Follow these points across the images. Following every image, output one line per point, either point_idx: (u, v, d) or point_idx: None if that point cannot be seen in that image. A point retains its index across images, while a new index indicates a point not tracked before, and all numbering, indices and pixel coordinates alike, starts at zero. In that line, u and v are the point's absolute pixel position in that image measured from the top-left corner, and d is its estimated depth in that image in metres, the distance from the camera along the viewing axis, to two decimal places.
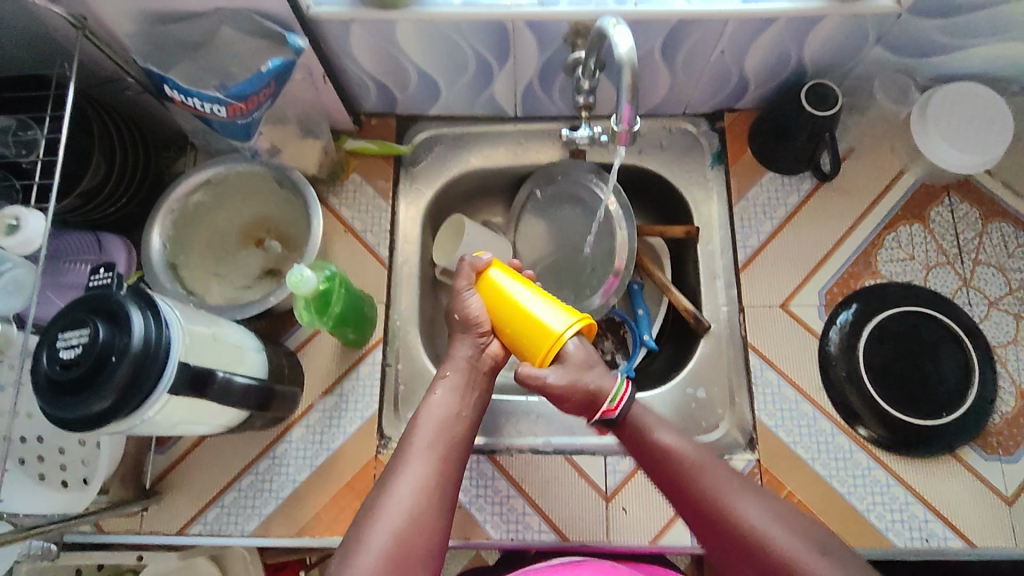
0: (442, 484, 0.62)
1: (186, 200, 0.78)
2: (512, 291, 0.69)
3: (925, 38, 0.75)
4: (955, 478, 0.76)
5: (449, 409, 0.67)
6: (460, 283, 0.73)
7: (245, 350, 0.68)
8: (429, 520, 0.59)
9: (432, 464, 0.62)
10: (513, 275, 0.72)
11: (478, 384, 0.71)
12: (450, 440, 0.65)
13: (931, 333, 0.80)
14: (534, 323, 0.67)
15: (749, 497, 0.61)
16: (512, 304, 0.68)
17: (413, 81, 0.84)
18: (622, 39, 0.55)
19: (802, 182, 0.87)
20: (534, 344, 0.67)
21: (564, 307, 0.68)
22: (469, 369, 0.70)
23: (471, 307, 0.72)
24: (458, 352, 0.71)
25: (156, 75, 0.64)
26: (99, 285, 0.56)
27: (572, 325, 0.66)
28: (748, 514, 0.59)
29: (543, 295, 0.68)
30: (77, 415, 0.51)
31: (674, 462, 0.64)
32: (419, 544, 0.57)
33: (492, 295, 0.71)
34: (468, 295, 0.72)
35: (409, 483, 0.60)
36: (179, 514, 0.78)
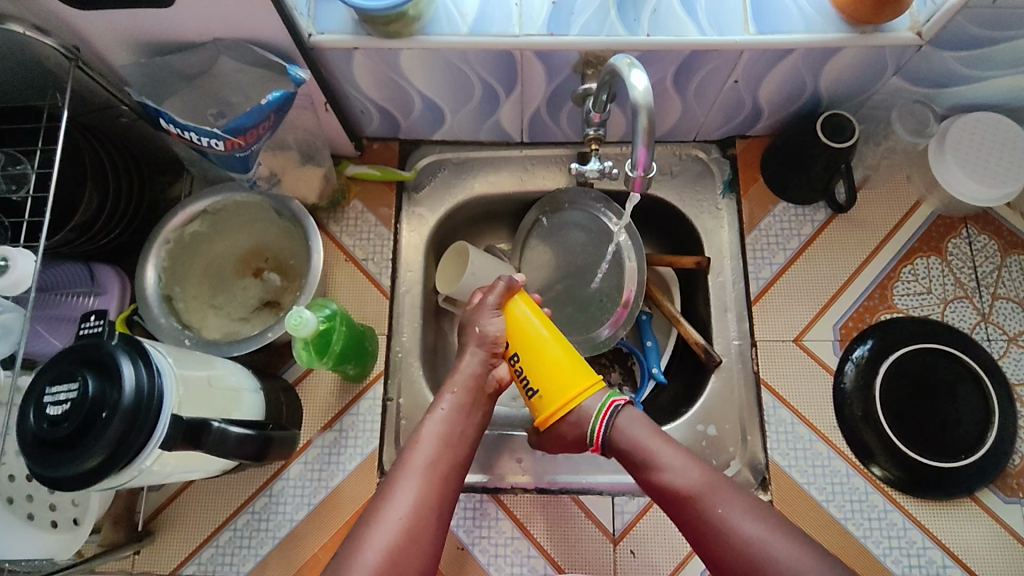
0: (439, 505, 0.61)
1: (182, 230, 0.76)
2: (536, 330, 0.69)
3: (944, 70, 0.73)
4: (974, 522, 0.74)
5: (450, 429, 0.66)
6: (488, 300, 0.71)
7: (242, 393, 0.66)
8: (422, 544, 0.58)
9: (430, 484, 0.61)
10: (540, 312, 0.70)
11: (481, 404, 0.69)
12: (449, 462, 0.64)
13: (949, 370, 0.77)
14: (553, 374, 0.67)
15: (745, 512, 0.59)
16: (536, 349, 0.68)
17: (418, 108, 0.82)
18: (637, 79, 0.53)
19: (816, 213, 0.85)
20: (552, 396, 0.67)
21: (584, 366, 0.68)
22: (474, 388, 0.69)
23: (489, 328, 0.70)
24: (464, 367, 0.69)
25: (152, 109, 0.62)
26: (89, 334, 0.53)
27: (588, 389, 0.67)
28: (745, 533, 0.58)
29: (567, 349, 0.68)
30: (65, 474, 0.49)
31: (669, 482, 0.62)
32: (410, 569, 0.57)
33: (516, 325, 0.70)
34: (490, 315, 0.70)
35: (406, 501, 0.60)
36: (173, 555, 0.76)
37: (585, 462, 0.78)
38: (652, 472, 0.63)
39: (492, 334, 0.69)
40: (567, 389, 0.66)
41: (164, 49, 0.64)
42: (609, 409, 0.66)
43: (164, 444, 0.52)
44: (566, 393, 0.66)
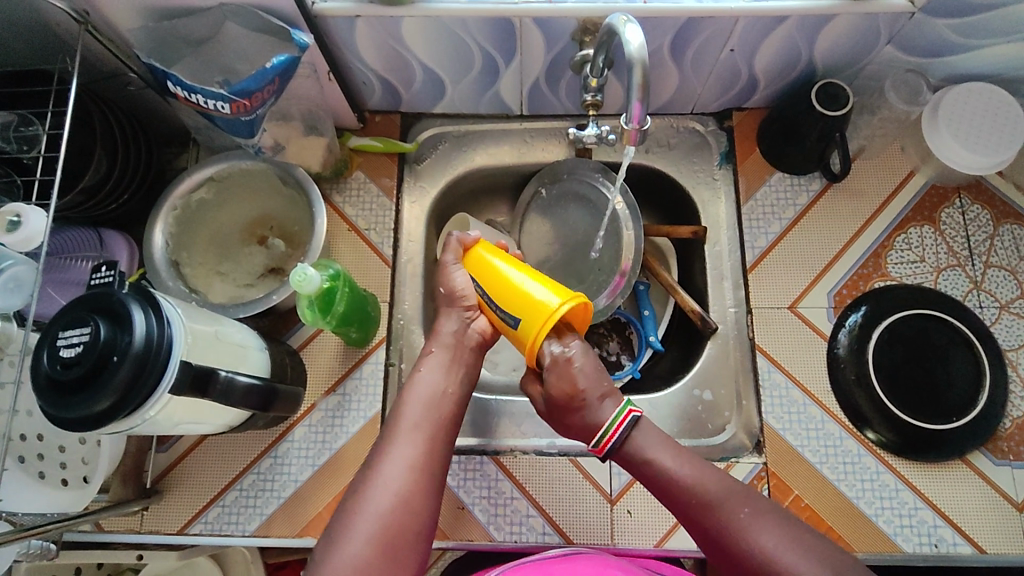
0: (430, 461, 0.62)
1: (188, 197, 0.77)
2: (498, 267, 0.68)
3: (936, 38, 0.74)
4: (965, 483, 0.75)
5: (436, 386, 0.67)
6: (448, 258, 0.73)
7: (247, 350, 0.67)
8: (418, 500, 0.59)
9: (419, 445, 0.63)
10: (501, 254, 0.70)
11: (464, 359, 0.70)
12: (438, 417, 0.66)
13: (941, 336, 0.79)
14: (526, 301, 0.64)
15: (764, 520, 0.58)
16: (507, 284, 0.66)
17: (419, 79, 0.83)
18: (632, 35, 0.54)
19: (811, 182, 0.86)
20: (530, 319, 0.64)
21: (553, 284, 0.65)
22: (455, 346, 0.70)
23: (457, 283, 0.71)
24: (444, 328, 0.71)
25: (160, 71, 0.64)
26: (100, 284, 0.54)
27: (566, 301, 0.63)
28: (764, 543, 0.56)
29: (534, 276, 0.66)
30: (77, 415, 0.50)
31: (683, 491, 0.61)
32: (409, 527, 0.58)
33: (479, 271, 0.70)
34: (456, 270, 0.72)
35: (397, 460, 0.61)
36: (180, 514, 0.77)
37: None
38: (666, 486, 0.62)
39: (461, 288, 0.71)
40: (543, 307, 0.63)
41: (171, 14, 0.65)
42: (626, 419, 0.65)
43: (172, 390, 0.53)
44: (540, 311, 0.63)
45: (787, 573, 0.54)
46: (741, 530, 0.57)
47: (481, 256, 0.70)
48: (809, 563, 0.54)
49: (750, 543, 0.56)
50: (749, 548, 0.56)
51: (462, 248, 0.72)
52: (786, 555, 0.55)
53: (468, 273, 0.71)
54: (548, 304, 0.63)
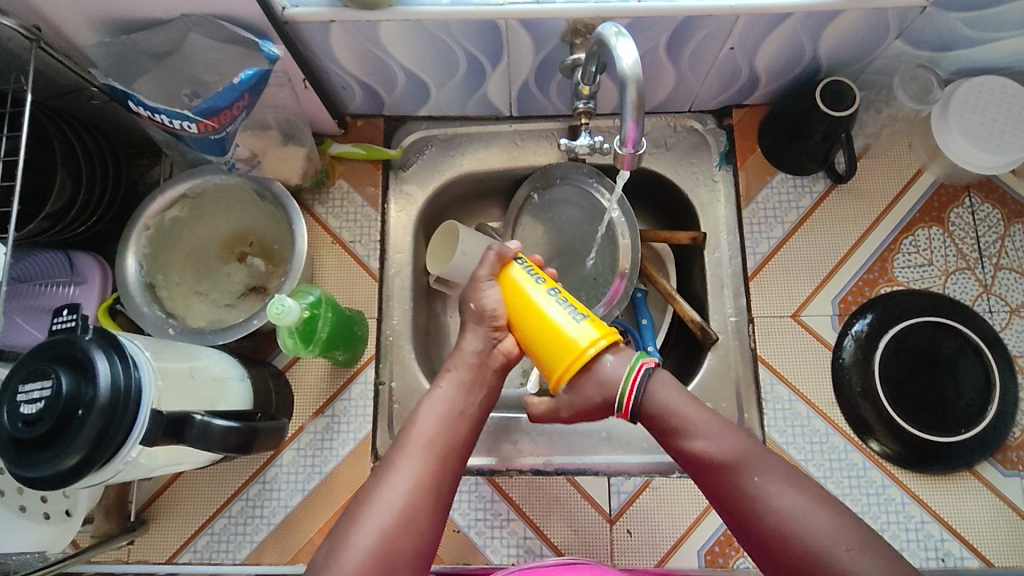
0: (437, 484, 0.59)
1: (162, 215, 0.74)
2: (534, 288, 0.64)
3: (947, 32, 0.70)
4: (972, 495, 0.73)
5: (452, 406, 0.64)
6: (482, 273, 0.67)
7: (227, 383, 0.64)
8: (419, 522, 0.57)
9: (427, 464, 0.59)
10: (536, 274, 0.66)
11: (486, 380, 0.66)
12: (453, 439, 0.62)
13: (949, 344, 0.76)
14: (556, 336, 0.60)
15: (782, 481, 0.55)
16: (536, 312, 0.62)
17: (401, 83, 0.79)
18: (625, 50, 0.50)
19: (815, 183, 0.83)
20: (555, 356, 0.60)
21: (591, 316, 0.61)
22: (476, 365, 0.66)
23: (488, 301, 0.66)
24: (467, 345, 0.67)
25: (119, 91, 0.59)
26: (62, 329, 0.51)
27: (599, 342, 0.58)
28: (780, 503, 0.54)
29: (566, 300, 0.62)
30: (45, 475, 0.48)
31: (704, 452, 0.58)
32: (408, 548, 0.55)
33: (511, 292, 0.65)
34: (489, 287, 0.67)
35: (402, 480, 0.58)
36: (168, 544, 0.75)
37: (580, 445, 0.78)
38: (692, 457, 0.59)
39: (490, 307, 0.66)
40: (570, 343, 0.59)
41: (129, 27, 0.61)
42: (639, 371, 0.60)
43: (144, 440, 0.51)
44: (569, 351, 0.59)
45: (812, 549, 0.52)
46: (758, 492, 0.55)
47: (513, 275, 0.66)
48: (825, 526, 0.52)
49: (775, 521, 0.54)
50: (763, 510, 0.54)
51: (499, 261, 0.67)
52: (804, 516, 0.53)
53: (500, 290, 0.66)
54: (578, 342, 0.59)
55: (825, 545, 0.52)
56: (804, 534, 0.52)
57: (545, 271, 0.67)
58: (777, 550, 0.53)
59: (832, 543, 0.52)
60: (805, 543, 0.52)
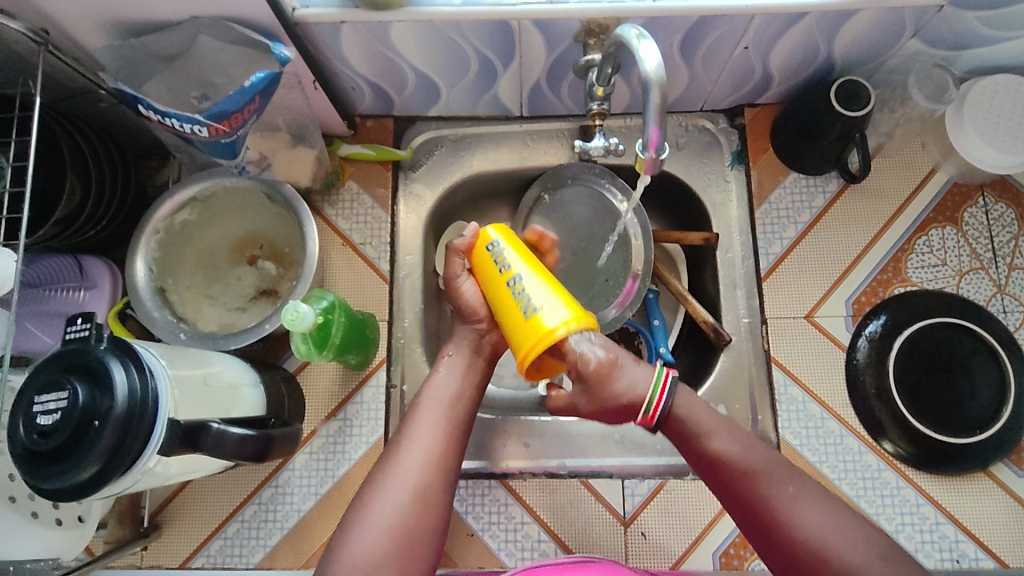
0: (445, 461, 0.60)
1: (171, 219, 0.73)
2: (506, 265, 0.62)
3: (964, 30, 0.69)
4: (987, 495, 0.73)
5: (451, 389, 0.64)
6: (455, 267, 0.69)
7: (241, 389, 0.64)
8: (434, 498, 0.58)
9: (435, 445, 0.60)
10: (516, 246, 0.64)
11: (482, 365, 0.67)
12: (455, 420, 0.63)
13: (963, 345, 0.76)
14: (524, 314, 0.58)
15: (810, 499, 0.55)
16: (508, 288, 0.61)
17: (412, 83, 0.78)
18: (647, 53, 0.49)
19: (828, 182, 0.82)
20: (524, 336, 0.58)
21: (562, 297, 0.58)
22: (470, 350, 0.67)
23: (464, 291, 0.68)
24: (459, 332, 0.68)
25: (130, 95, 0.59)
26: (76, 339, 0.51)
27: (567, 323, 0.56)
28: (809, 522, 0.54)
29: (538, 279, 0.60)
30: (61, 487, 0.47)
31: (732, 472, 0.58)
32: (424, 525, 0.57)
33: (488, 268, 0.64)
34: (462, 280, 0.68)
35: (410, 461, 0.59)
36: (180, 549, 0.75)
37: (592, 446, 0.78)
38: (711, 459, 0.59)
39: (467, 299, 0.67)
40: (538, 323, 0.57)
41: (139, 30, 0.60)
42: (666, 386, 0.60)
43: (161, 450, 0.50)
44: (534, 331, 0.57)
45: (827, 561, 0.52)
46: (786, 511, 0.55)
47: (490, 248, 0.64)
48: (854, 546, 0.52)
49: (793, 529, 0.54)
50: (794, 530, 0.54)
51: (463, 252, 0.68)
52: (832, 536, 0.53)
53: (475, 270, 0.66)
54: (547, 323, 0.56)
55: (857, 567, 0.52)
56: (836, 552, 0.52)
57: (524, 244, 0.65)
58: (811, 572, 0.53)
59: (866, 566, 0.51)
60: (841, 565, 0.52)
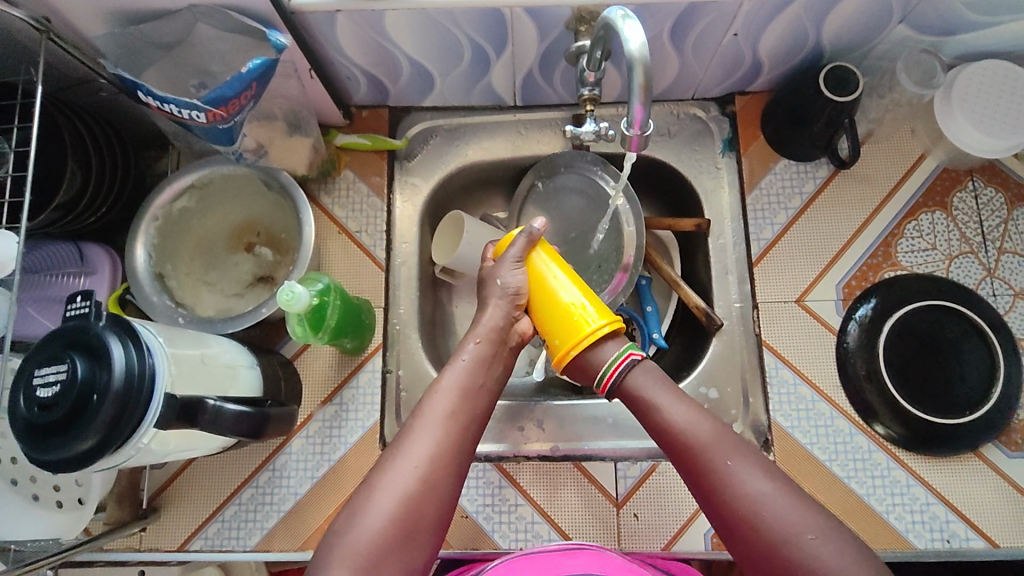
0: (457, 449, 0.60)
1: (170, 206, 0.74)
2: (550, 274, 0.69)
3: (951, 17, 0.70)
4: (977, 476, 0.74)
5: (474, 379, 0.65)
6: (510, 253, 0.70)
7: (238, 370, 0.65)
8: (442, 487, 0.57)
9: (449, 432, 0.60)
10: (557, 260, 0.70)
11: (503, 357, 0.68)
12: (472, 409, 0.63)
13: (953, 327, 0.76)
14: (564, 316, 0.66)
15: (752, 467, 0.55)
16: (549, 294, 0.68)
17: (406, 72, 0.79)
18: (632, 33, 0.50)
19: (818, 169, 0.83)
20: (563, 336, 0.66)
21: (597, 304, 0.66)
22: (495, 339, 0.68)
23: (508, 279, 0.69)
24: (487, 320, 0.69)
25: (128, 81, 0.60)
26: (76, 316, 0.52)
27: (602, 326, 0.64)
28: (751, 489, 0.54)
29: (578, 286, 0.67)
30: (60, 458, 0.48)
31: (679, 439, 0.58)
32: (427, 512, 0.56)
33: (533, 275, 0.70)
34: (512, 267, 0.70)
35: (422, 447, 0.58)
36: (179, 531, 0.76)
37: (586, 430, 0.79)
38: (660, 429, 0.60)
39: (513, 285, 0.69)
40: (580, 324, 0.65)
41: (137, 18, 0.61)
42: (625, 360, 0.64)
43: (158, 425, 0.51)
44: (574, 330, 0.65)
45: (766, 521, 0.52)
46: (730, 476, 0.55)
47: (536, 256, 0.70)
48: (796, 515, 0.52)
49: (736, 491, 0.54)
50: (734, 497, 0.54)
51: (528, 244, 0.70)
52: (773, 503, 0.53)
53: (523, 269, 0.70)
54: (583, 324, 0.65)
55: (796, 535, 0.51)
56: (774, 518, 0.52)
57: (559, 254, 0.72)
58: (747, 538, 0.53)
59: (806, 536, 0.51)
60: (779, 530, 0.52)
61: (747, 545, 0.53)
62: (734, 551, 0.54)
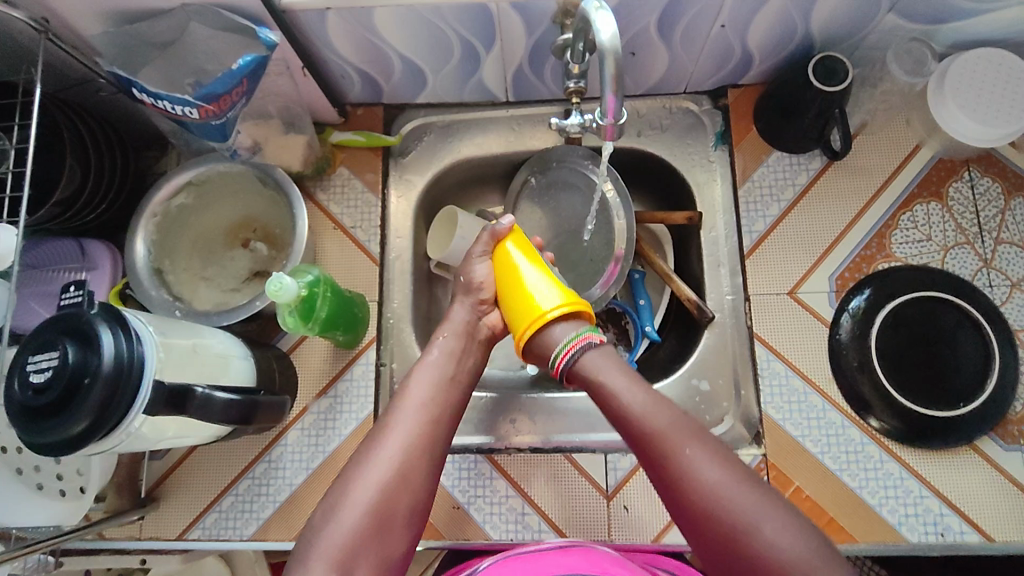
0: (433, 440, 0.61)
1: (168, 203, 0.76)
2: (519, 262, 0.71)
3: (940, 4, 0.69)
4: (973, 469, 0.73)
5: (445, 373, 0.66)
6: (475, 250, 0.74)
7: (230, 359, 0.66)
8: (417, 476, 0.58)
9: (423, 423, 0.61)
10: (530, 250, 0.72)
11: (474, 350, 0.70)
12: (445, 402, 0.64)
13: (947, 318, 0.76)
14: (525, 299, 0.68)
15: (709, 455, 0.55)
16: (515, 279, 0.70)
17: (399, 69, 0.80)
18: (604, 24, 0.51)
19: (811, 161, 0.83)
20: (522, 317, 0.67)
21: (560, 288, 0.67)
22: (465, 334, 0.70)
23: (477, 274, 0.73)
24: (455, 316, 0.72)
25: (123, 79, 0.62)
26: (69, 304, 0.53)
27: (560, 307, 0.65)
28: (709, 481, 0.53)
29: (544, 272, 0.69)
30: (53, 440, 0.50)
31: (636, 427, 0.58)
32: (403, 502, 0.57)
33: (503, 263, 0.72)
34: (478, 263, 0.73)
35: (398, 437, 0.60)
36: (178, 521, 0.78)
37: (578, 423, 0.80)
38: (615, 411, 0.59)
39: (478, 279, 0.72)
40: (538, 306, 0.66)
41: (133, 17, 0.63)
42: (582, 341, 0.63)
43: (148, 410, 0.53)
44: (533, 311, 0.66)
45: (727, 507, 0.52)
46: (687, 468, 0.54)
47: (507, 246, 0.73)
48: (752, 507, 0.52)
49: (691, 476, 0.54)
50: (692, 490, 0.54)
51: (492, 240, 0.73)
52: (727, 490, 0.53)
53: (491, 261, 0.73)
54: (543, 306, 0.66)
55: (755, 522, 0.51)
56: (732, 508, 0.52)
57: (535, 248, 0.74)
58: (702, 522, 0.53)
59: (762, 522, 0.51)
60: (736, 522, 0.51)
61: (706, 532, 0.53)
62: (692, 539, 0.54)
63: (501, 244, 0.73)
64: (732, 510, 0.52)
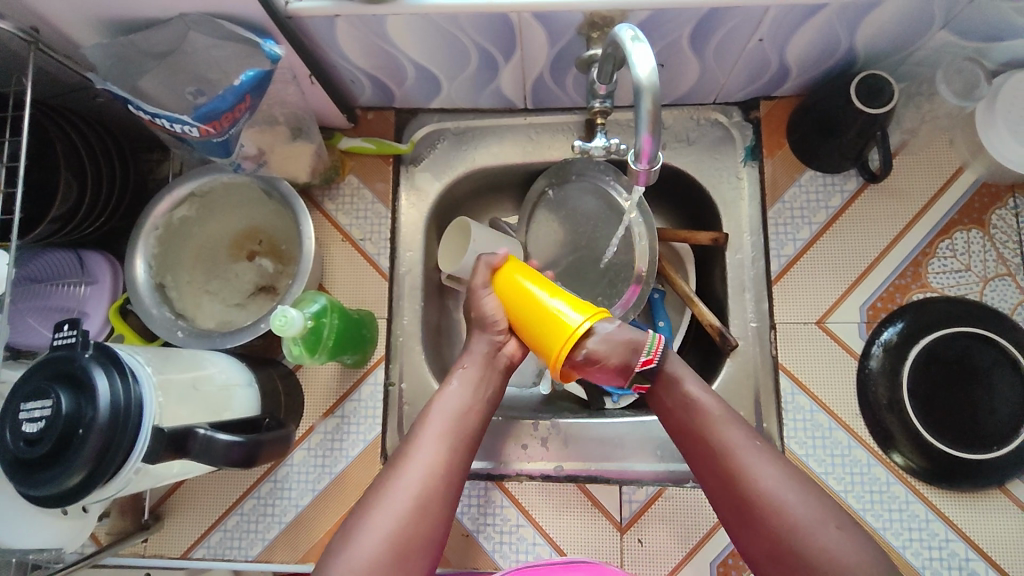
0: (452, 472, 0.59)
1: (169, 216, 0.73)
2: (528, 285, 0.66)
3: (998, 21, 0.64)
4: (1002, 513, 0.70)
5: (464, 401, 0.64)
6: (477, 281, 0.70)
7: (234, 390, 0.64)
8: (435, 510, 0.57)
9: (441, 457, 0.59)
10: (532, 273, 0.68)
11: (494, 380, 0.67)
12: (462, 433, 0.62)
13: (983, 355, 0.72)
14: (549, 318, 0.62)
15: (764, 456, 0.57)
16: (531, 304, 0.64)
17: (412, 75, 0.76)
18: (641, 57, 0.47)
19: (846, 181, 0.78)
20: (551, 339, 0.61)
21: (578, 300, 0.63)
22: (485, 363, 0.67)
23: (486, 307, 0.68)
24: (475, 347, 0.68)
25: (118, 95, 0.58)
26: (63, 346, 0.51)
27: (588, 317, 0.60)
28: (763, 477, 0.56)
29: (558, 291, 0.64)
30: (49, 493, 0.47)
31: (693, 419, 0.61)
32: (422, 535, 0.56)
33: (510, 293, 0.67)
34: (485, 295, 0.69)
35: (417, 469, 0.58)
36: (182, 539, 0.76)
37: (593, 449, 0.77)
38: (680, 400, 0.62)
39: (492, 313, 0.68)
40: (564, 324, 0.60)
41: (129, 27, 0.59)
42: (660, 343, 0.63)
43: (146, 457, 0.50)
44: (561, 330, 0.60)
45: (785, 514, 0.54)
46: (746, 463, 0.57)
47: (511, 274, 0.68)
48: (805, 508, 0.55)
49: (751, 474, 0.56)
50: (751, 483, 0.56)
51: (492, 270, 0.70)
52: (785, 492, 0.55)
53: (495, 293, 0.69)
54: (569, 321, 0.60)
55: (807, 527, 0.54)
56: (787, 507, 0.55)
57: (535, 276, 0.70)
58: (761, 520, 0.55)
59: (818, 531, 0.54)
60: (792, 520, 0.54)
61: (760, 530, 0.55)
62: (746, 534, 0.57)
63: (500, 271, 0.69)
64: (792, 510, 0.54)
